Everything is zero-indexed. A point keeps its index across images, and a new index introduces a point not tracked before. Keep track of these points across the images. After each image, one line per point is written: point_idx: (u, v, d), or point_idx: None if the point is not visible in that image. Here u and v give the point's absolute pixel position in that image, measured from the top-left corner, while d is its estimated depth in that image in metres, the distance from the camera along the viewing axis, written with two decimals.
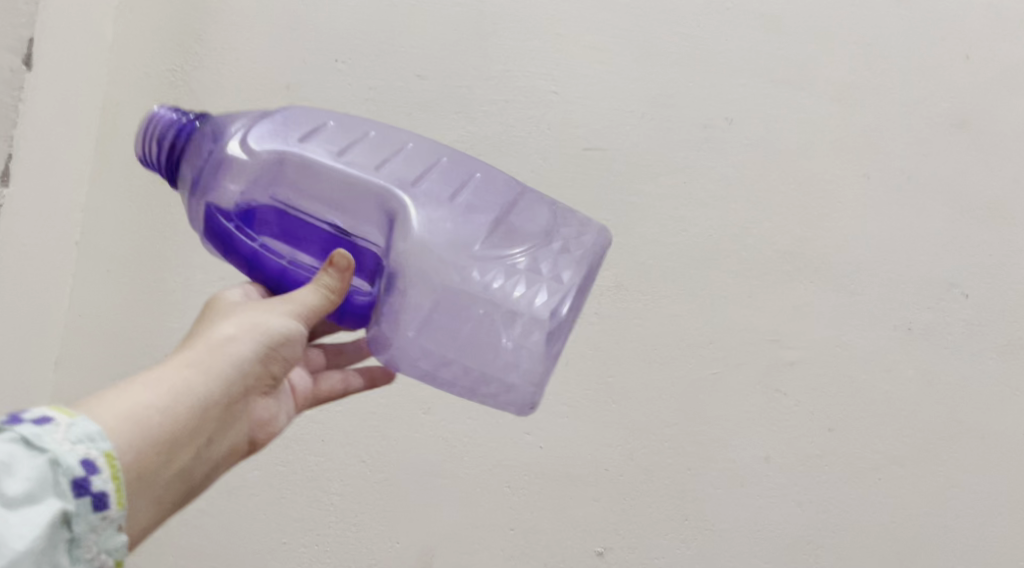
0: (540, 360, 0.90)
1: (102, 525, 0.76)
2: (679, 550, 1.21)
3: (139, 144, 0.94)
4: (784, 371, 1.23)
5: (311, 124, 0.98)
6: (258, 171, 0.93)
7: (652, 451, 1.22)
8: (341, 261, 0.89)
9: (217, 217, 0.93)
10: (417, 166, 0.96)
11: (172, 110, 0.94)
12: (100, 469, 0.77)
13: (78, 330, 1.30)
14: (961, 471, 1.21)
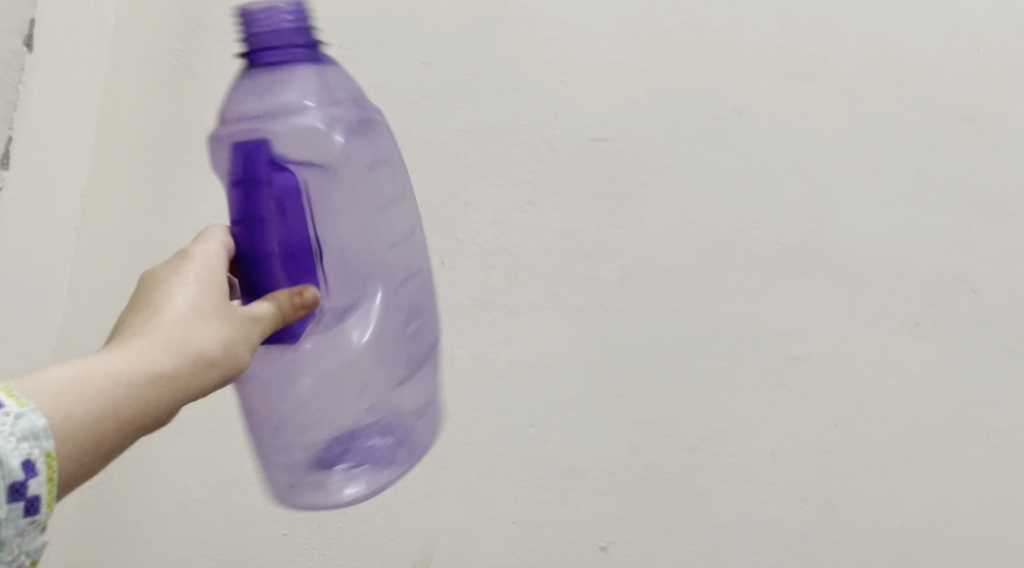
0: (321, 437, 1.02)
1: (28, 529, 0.77)
2: (682, 545, 1.21)
3: (250, 18, 0.98)
4: (789, 366, 1.21)
5: (371, 151, 1.04)
6: (309, 147, 1.00)
7: (655, 445, 1.22)
8: (309, 298, 0.97)
9: (258, 150, 0.98)
10: (399, 233, 1.04)
11: (296, 18, 0.98)
12: (38, 472, 0.78)
13: (77, 315, 1.29)
14: (967, 468, 1.20)
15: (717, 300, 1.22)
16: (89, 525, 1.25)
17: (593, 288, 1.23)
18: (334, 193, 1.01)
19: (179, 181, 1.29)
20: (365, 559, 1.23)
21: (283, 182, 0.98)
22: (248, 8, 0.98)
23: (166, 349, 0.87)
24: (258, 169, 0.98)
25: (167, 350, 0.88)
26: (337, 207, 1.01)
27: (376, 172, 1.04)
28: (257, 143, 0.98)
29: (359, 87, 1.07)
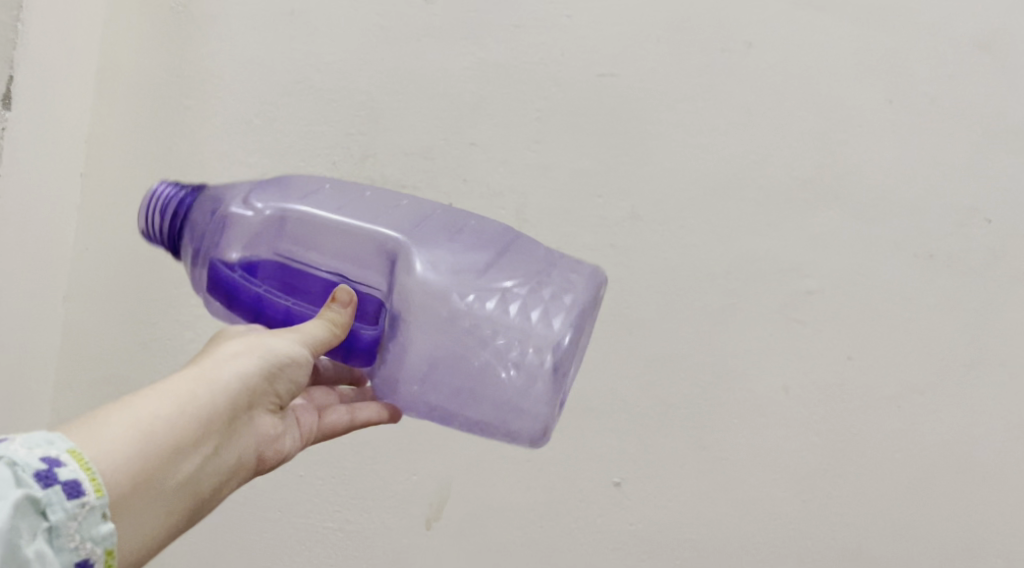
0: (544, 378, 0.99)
1: (81, 512, 0.80)
2: (697, 480, 1.21)
3: (143, 222, 1.04)
4: (803, 301, 1.21)
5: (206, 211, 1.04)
6: (264, 226, 1.03)
7: (669, 382, 1.21)
8: (343, 295, 0.97)
9: (228, 270, 1.02)
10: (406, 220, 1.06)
11: (171, 186, 1.04)
12: (66, 462, 0.81)
13: (85, 260, 1.30)
14: (982, 400, 1.20)
15: (728, 237, 1.21)
16: None
17: (603, 227, 1.23)
18: (308, 214, 1.04)
19: (180, 126, 1.29)
20: (383, 500, 1.24)
21: (266, 273, 1.02)
22: (145, 230, 1.04)
23: (211, 385, 0.90)
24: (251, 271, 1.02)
25: (204, 371, 0.91)
26: (328, 237, 1.03)
27: (314, 194, 1.07)
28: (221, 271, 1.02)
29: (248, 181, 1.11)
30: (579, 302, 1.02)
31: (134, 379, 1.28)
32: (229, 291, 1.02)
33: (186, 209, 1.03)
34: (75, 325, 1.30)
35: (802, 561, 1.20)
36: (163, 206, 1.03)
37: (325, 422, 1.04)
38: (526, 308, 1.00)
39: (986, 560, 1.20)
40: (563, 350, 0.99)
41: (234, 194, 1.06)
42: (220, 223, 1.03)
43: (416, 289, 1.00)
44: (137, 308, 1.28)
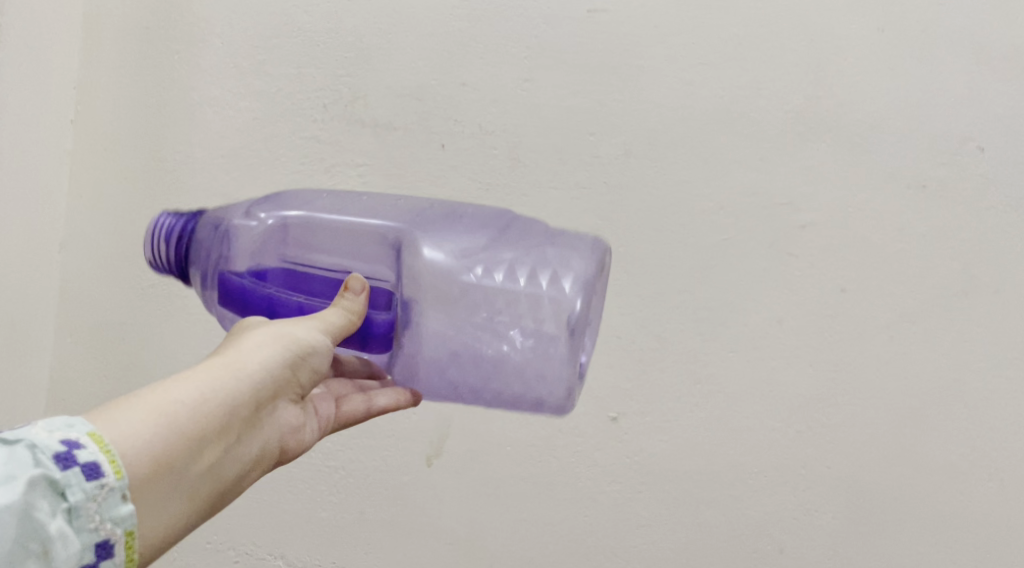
0: (561, 353, 0.98)
1: (100, 494, 0.79)
2: (693, 413, 1.23)
3: (148, 251, 1.02)
4: (796, 234, 1.22)
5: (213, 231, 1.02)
6: (266, 238, 1.02)
7: (664, 318, 1.23)
8: (356, 283, 0.96)
9: (234, 279, 1.00)
10: (407, 213, 1.06)
11: (169, 214, 1.02)
12: (84, 444, 0.79)
13: (80, 208, 1.31)
14: (975, 327, 1.21)
15: (721, 172, 1.22)
16: None
17: (596, 164, 1.23)
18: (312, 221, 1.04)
19: (171, 71, 1.29)
20: (383, 439, 1.26)
21: (274, 281, 1.01)
22: (150, 262, 1.02)
23: (233, 373, 0.88)
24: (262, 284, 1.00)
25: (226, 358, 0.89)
26: (338, 240, 1.03)
27: (317, 202, 1.07)
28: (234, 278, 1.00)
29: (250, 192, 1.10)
30: (580, 268, 1.00)
31: (132, 325, 1.28)
32: (241, 301, 1.00)
33: (191, 231, 1.01)
34: (72, 272, 1.31)
35: (798, 490, 1.22)
36: (167, 231, 1.01)
37: (341, 408, 1.02)
38: (536, 278, 0.99)
39: (981, 486, 1.21)
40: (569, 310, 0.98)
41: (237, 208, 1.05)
42: (226, 238, 1.02)
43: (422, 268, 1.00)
44: (132, 255, 1.29)
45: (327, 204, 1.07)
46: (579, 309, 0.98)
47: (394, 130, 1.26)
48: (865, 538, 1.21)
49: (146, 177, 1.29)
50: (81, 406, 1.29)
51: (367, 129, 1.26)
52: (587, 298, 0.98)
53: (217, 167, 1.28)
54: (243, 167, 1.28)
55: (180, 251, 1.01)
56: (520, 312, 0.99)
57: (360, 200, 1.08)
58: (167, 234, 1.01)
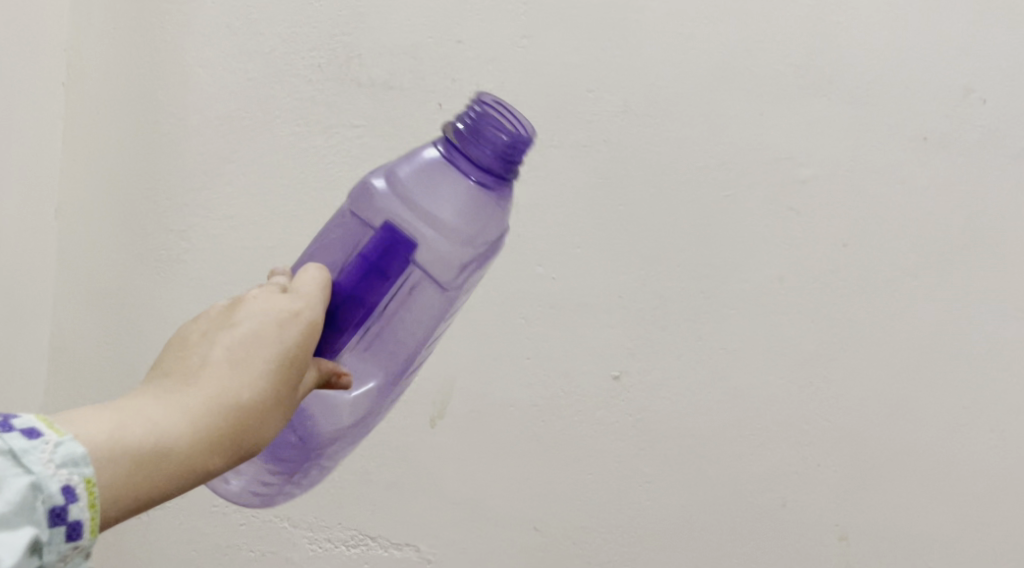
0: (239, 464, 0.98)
1: (71, 555, 0.72)
2: (695, 371, 1.23)
3: (501, 113, 0.93)
4: (797, 189, 1.21)
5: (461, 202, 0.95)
6: (426, 272, 0.95)
7: (665, 277, 1.22)
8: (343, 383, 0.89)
9: (401, 247, 0.93)
10: (414, 367, 1.00)
11: (510, 139, 0.93)
12: (79, 496, 0.73)
13: (74, 172, 1.29)
14: (976, 280, 1.21)
15: (722, 127, 1.21)
16: (111, 378, 1.28)
17: (596, 122, 1.22)
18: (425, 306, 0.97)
19: (161, 32, 1.27)
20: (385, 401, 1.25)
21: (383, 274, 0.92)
22: (492, 108, 0.94)
23: (231, 450, 0.79)
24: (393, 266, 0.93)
25: (233, 428, 0.79)
26: (402, 321, 0.96)
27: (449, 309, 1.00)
28: (402, 240, 0.93)
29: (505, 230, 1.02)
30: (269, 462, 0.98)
31: (132, 290, 1.27)
32: (376, 250, 0.92)
33: (482, 160, 0.94)
34: (69, 238, 1.30)
35: (801, 444, 1.22)
36: (509, 149, 0.93)
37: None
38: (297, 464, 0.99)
39: (981, 437, 1.21)
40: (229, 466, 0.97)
41: (473, 246, 0.98)
42: (440, 214, 0.95)
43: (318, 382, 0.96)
44: (130, 220, 1.28)
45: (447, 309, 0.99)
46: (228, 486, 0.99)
47: (389, 90, 1.24)
48: (866, 492, 1.22)
49: (140, 141, 1.28)
50: (83, 372, 1.29)
51: (362, 89, 1.24)
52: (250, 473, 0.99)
53: (211, 129, 1.27)
54: (239, 129, 1.26)
55: (472, 146, 0.94)
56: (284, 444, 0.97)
57: (441, 331, 1.01)
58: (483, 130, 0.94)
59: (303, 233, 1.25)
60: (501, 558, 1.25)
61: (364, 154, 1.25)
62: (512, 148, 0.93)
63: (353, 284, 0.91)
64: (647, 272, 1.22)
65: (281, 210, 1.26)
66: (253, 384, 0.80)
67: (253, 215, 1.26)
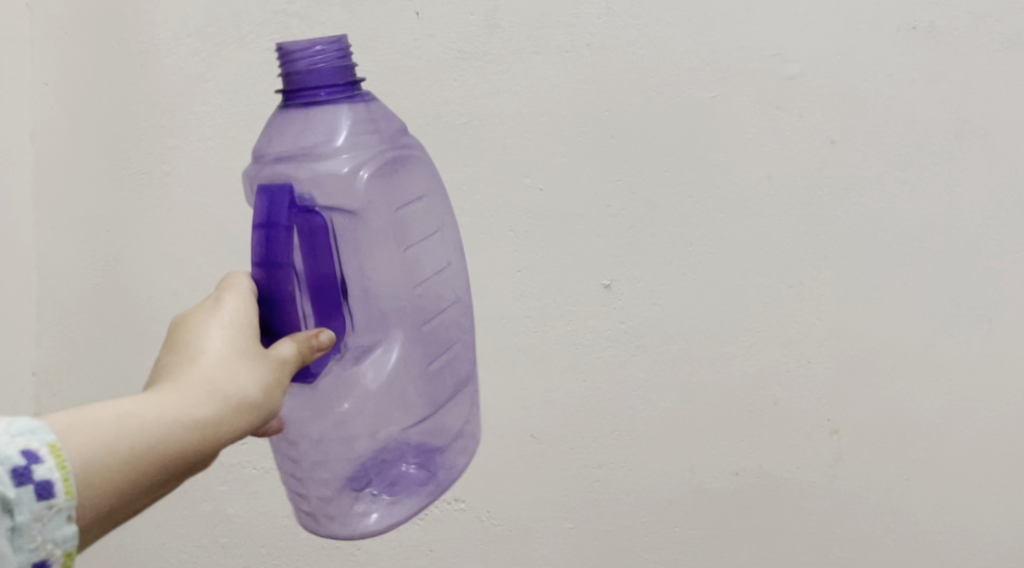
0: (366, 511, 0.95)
1: (47, 514, 0.70)
2: (685, 276, 1.23)
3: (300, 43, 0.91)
4: (786, 87, 1.19)
5: (314, 142, 0.91)
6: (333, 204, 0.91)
7: (653, 182, 1.21)
8: (324, 337, 0.88)
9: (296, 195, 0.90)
10: (440, 296, 0.98)
11: (331, 43, 0.91)
12: (44, 459, 0.71)
13: (45, 98, 1.27)
14: (966, 171, 1.20)
15: (706, 26, 1.19)
16: (103, 302, 1.29)
17: (576, 27, 1.19)
18: (376, 233, 0.93)
19: None
20: None
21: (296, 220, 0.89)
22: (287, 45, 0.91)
23: (209, 409, 0.79)
24: (289, 215, 0.89)
25: (206, 387, 0.80)
26: (367, 254, 0.93)
27: (406, 212, 0.95)
28: (280, 192, 0.89)
29: (394, 118, 0.97)
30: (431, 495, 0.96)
31: (114, 215, 1.27)
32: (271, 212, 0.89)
33: (296, 79, 0.91)
34: (46, 165, 1.28)
35: (792, 343, 1.23)
36: (315, 65, 0.91)
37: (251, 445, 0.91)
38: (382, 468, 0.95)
39: (969, 329, 1.22)
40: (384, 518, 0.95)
41: (366, 148, 0.93)
42: (305, 153, 0.91)
43: (358, 387, 0.93)
44: (107, 145, 1.26)
45: (421, 222, 0.97)
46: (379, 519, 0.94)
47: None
48: (856, 387, 1.23)
49: (108, 61, 1.25)
50: (72, 299, 1.29)
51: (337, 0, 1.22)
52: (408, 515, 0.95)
53: (183, 48, 1.24)
54: (210, 46, 1.23)
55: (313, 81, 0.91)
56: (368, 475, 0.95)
57: (436, 238, 0.98)
58: (321, 49, 0.91)
59: None
60: (499, 466, 1.28)
61: None
62: (341, 50, 0.91)
63: (265, 251, 0.89)
64: (637, 178, 1.21)
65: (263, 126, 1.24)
66: (212, 358, 0.81)
67: (231, 136, 1.24)
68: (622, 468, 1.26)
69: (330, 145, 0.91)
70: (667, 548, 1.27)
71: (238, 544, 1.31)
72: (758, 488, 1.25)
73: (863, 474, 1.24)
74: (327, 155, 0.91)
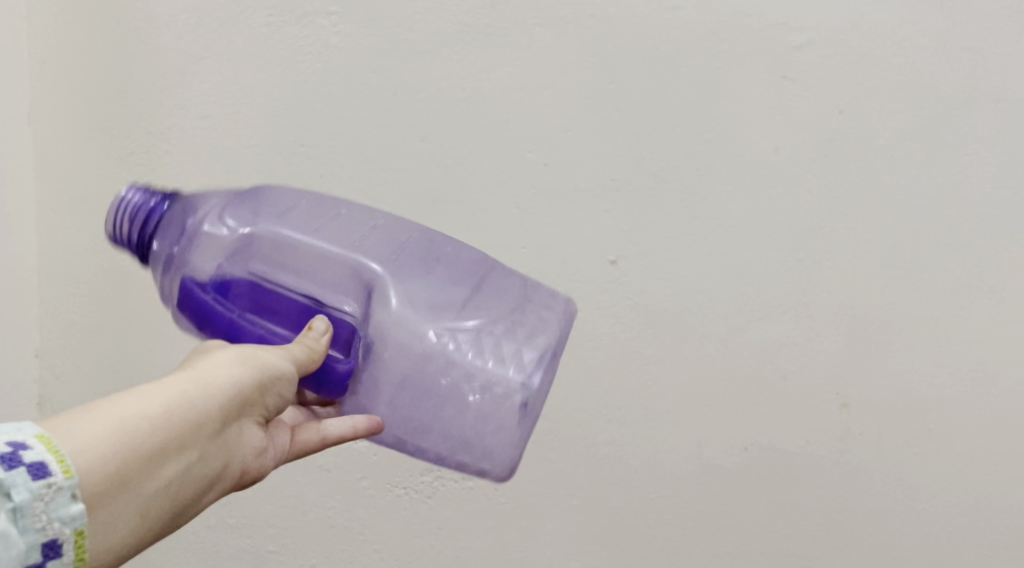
0: (513, 420, 0.97)
1: (48, 492, 0.76)
2: (692, 250, 1.21)
3: (109, 227, 1.00)
4: (793, 56, 1.18)
5: (187, 240, 1.01)
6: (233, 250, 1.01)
7: (659, 155, 1.20)
8: (317, 324, 0.96)
9: (202, 291, 1.00)
10: (388, 240, 1.04)
11: (134, 193, 1.01)
12: (33, 445, 0.77)
13: (43, 77, 1.26)
14: (978, 140, 1.18)
15: None
16: (104, 282, 1.28)
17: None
18: (283, 239, 1.02)
19: None
20: None
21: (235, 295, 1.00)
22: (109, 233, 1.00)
23: (190, 388, 0.86)
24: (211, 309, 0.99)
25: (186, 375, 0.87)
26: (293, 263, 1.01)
27: (291, 215, 1.05)
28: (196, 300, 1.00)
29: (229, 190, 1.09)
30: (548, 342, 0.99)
31: (111, 196, 1.26)
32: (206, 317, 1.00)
33: (138, 239, 1.00)
34: (45, 144, 1.27)
35: (800, 317, 1.22)
36: (137, 211, 1.00)
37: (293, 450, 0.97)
38: (492, 355, 0.98)
39: (983, 301, 1.20)
40: (531, 388, 0.97)
41: (212, 213, 1.04)
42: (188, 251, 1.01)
43: (392, 323, 0.98)
44: (106, 123, 1.25)
45: (317, 213, 1.07)
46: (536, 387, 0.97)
47: None
48: (866, 360, 1.22)
49: (105, 40, 1.24)
50: (74, 279, 1.28)
51: None
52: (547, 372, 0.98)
53: (183, 24, 1.23)
54: (209, 23, 1.23)
55: (145, 228, 1.00)
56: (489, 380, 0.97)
57: (346, 213, 1.08)
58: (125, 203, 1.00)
59: (286, 128, 1.23)
60: None
61: (342, 43, 1.21)
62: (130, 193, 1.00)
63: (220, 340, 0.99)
64: (643, 151, 1.20)
65: (264, 104, 1.23)
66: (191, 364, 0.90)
67: (232, 114, 1.24)
68: (628, 445, 1.25)
69: (193, 227, 1.02)
70: (674, 524, 1.26)
71: (245, 524, 1.33)
72: (768, 463, 1.24)
73: (872, 448, 1.23)
74: (201, 234, 1.02)
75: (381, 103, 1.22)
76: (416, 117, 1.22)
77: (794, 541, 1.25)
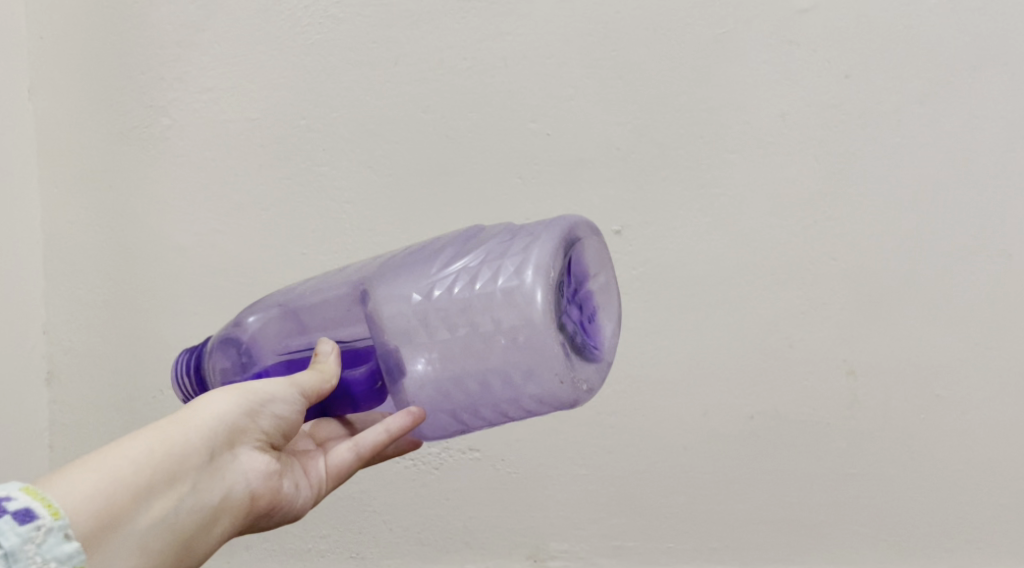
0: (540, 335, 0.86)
1: (39, 534, 0.73)
2: (698, 220, 1.21)
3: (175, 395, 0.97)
4: (797, 21, 1.17)
5: (227, 351, 0.97)
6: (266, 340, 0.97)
7: (663, 124, 1.19)
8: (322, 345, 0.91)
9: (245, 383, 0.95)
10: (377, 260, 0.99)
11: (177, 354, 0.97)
12: (15, 492, 0.74)
13: (43, 52, 1.25)
14: (984, 103, 1.17)
15: None
16: (109, 258, 1.28)
17: None
18: (303, 310, 0.97)
19: None
20: None
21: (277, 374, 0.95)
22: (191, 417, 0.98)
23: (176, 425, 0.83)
24: None
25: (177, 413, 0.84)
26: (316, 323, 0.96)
27: (309, 286, 1.00)
28: None
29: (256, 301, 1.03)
30: (542, 249, 0.88)
31: (116, 171, 1.26)
32: None
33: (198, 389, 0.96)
34: (47, 119, 1.26)
35: (806, 284, 1.21)
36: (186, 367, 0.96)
37: (329, 466, 0.92)
38: (493, 280, 0.88)
39: (989, 265, 1.20)
40: (541, 310, 0.85)
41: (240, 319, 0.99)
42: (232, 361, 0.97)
43: (388, 304, 0.90)
44: (107, 98, 1.25)
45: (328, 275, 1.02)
46: (543, 298, 0.85)
47: None
48: (873, 327, 1.21)
49: (104, 14, 1.23)
50: (78, 256, 1.28)
51: None
52: (550, 285, 0.86)
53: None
54: None
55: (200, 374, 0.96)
56: (500, 313, 0.87)
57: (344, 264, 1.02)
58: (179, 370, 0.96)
59: (287, 101, 1.23)
60: None
61: (342, 13, 1.21)
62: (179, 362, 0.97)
63: None
64: (647, 120, 1.19)
65: (266, 78, 1.23)
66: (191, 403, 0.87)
67: (233, 88, 1.23)
68: (636, 414, 1.25)
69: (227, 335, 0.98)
70: (682, 491, 1.26)
71: None
72: (775, 431, 1.24)
73: (880, 414, 1.23)
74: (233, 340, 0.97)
75: (382, 74, 1.21)
76: (418, 88, 1.21)
77: (801, 507, 1.25)
